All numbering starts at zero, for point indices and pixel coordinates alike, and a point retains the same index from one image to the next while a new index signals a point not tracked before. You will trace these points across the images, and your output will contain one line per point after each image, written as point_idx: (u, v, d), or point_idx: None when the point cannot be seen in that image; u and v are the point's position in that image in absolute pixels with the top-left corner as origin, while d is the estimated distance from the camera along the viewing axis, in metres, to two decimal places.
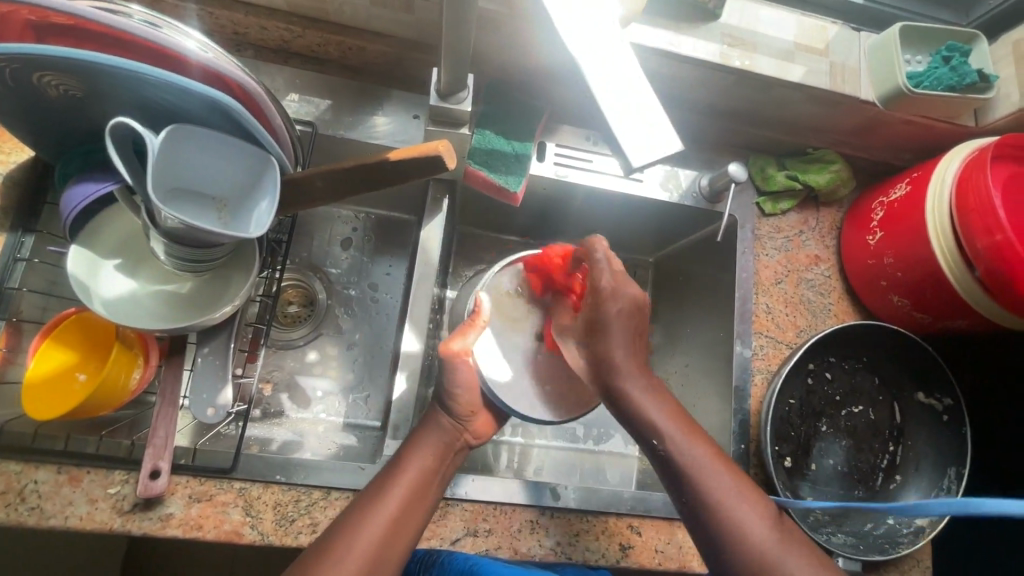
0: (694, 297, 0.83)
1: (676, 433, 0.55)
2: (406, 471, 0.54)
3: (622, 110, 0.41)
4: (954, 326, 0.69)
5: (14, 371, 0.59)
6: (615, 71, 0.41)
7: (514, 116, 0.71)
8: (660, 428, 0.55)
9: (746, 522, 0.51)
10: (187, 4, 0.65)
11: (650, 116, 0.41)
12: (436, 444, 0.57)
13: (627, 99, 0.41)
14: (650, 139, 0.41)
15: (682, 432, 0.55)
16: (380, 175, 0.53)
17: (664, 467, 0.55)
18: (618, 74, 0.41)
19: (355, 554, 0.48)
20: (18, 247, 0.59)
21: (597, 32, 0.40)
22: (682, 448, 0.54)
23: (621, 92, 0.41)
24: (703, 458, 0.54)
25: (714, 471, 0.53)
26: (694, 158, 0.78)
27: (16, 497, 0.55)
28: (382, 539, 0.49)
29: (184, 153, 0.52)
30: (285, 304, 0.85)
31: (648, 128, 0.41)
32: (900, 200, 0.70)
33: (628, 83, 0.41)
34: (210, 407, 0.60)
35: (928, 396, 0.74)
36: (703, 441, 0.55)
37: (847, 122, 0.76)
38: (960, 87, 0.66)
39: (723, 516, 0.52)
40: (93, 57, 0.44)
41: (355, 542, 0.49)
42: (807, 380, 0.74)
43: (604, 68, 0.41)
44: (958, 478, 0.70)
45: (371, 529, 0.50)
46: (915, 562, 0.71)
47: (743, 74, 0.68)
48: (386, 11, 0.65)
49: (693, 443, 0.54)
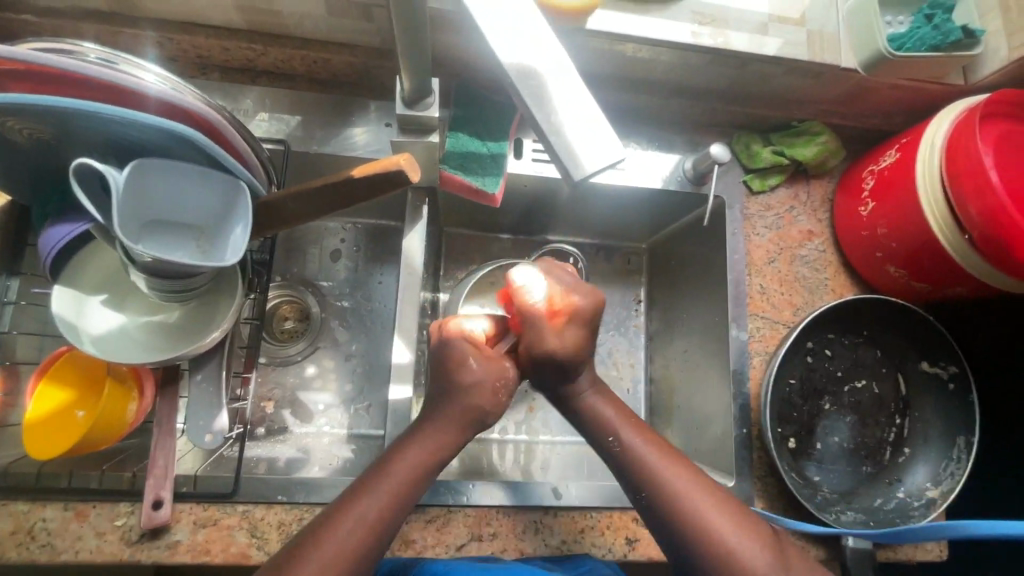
0: (689, 281, 0.82)
1: (629, 430, 0.58)
2: (388, 479, 0.51)
3: (577, 137, 0.38)
4: (954, 293, 0.68)
5: (15, 413, 0.61)
6: (574, 102, 0.39)
7: (488, 116, 0.70)
8: (615, 427, 0.59)
9: (703, 510, 0.52)
10: (146, 32, 0.65)
11: (608, 141, 0.39)
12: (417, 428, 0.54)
13: (586, 127, 0.38)
14: (608, 163, 0.38)
15: (632, 434, 0.58)
16: (350, 192, 0.52)
17: (618, 463, 0.58)
18: (575, 105, 0.39)
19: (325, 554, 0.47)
20: (5, 291, 0.60)
21: (524, 47, 0.38)
22: (634, 442, 0.57)
23: (569, 112, 0.39)
24: (648, 449, 0.57)
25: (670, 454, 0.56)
26: (676, 143, 0.77)
27: (26, 536, 0.57)
28: (355, 532, 0.48)
29: (155, 187, 0.52)
30: (280, 321, 0.86)
31: (596, 132, 0.39)
32: (890, 167, 0.69)
33: (584, 110, 0.39)
34: (207, 433, 0.60)
35: (933, 365, 0.72)
36: (652, 438, 0.58)
37: (831, 92, 0.73)
38: (945, 46, 0.63)
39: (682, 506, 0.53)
40: (48, 101, 0.44)
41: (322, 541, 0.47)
42: (806, 359, 0.72)
43: (558, 98, 0.39)
44: (967, 446, 0.68)
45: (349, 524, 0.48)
46: (930, 533, 0.70)
47: (718, 52, 0.66)
48: (345, 21, 0.64)
49: (632, 433, 0.58)
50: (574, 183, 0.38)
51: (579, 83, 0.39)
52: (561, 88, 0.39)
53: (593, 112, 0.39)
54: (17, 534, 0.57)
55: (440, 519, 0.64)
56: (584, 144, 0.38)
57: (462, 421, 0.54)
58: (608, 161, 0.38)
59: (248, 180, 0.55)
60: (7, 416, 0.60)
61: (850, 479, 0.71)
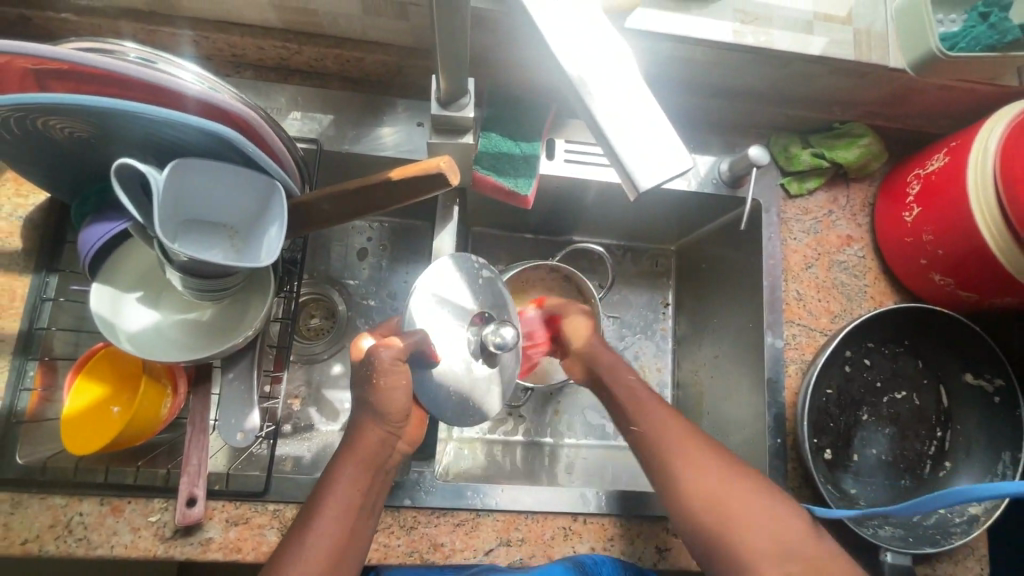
0: (721, 286, 0.80)
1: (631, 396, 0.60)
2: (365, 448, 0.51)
3: (631, 138, 0.36)
4: (1002, 303, 0.65)
5: (52, 408, 0.62)
6: (603, 85, 0.36)
7: (519, 117, 0.69)
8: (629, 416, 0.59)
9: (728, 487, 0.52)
10: (182, 31, 0.65)
11: (669, 150, 0.36)
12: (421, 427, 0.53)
13: (608, 114, 0.36)
14: (671, 174, 0.35)
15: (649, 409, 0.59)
16: (385, 194, 0.52)
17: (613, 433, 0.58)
18: (608, 89, 0.36)
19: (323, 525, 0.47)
20: (43, 288, 0.61)
21: (587, 49, 0.37)
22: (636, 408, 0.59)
23: (627, 117, 0.36)
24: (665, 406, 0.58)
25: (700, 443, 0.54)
26: (710, 145, 0.75)
27: (63, 529, 0.57)
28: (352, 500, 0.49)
29: (191, 186, 0.52)
30: (307, 318, 0.86)
31: (652, 131, 0.36)
32: (938, 171, 0.66)
33: (620, 94, 0.36)
34: (239, 431, 0.60)
35: (976, 377, 0.69)
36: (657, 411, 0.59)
37: (876, 92, 0.71)
38: (1002, 46, 0.60)
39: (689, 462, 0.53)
40: (91, 100, 0.44)
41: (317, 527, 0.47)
42: (844, 369, 0.70)
43: (615, 102, 0.36)
44: (1013, 462, 0.66)
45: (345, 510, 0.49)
46: (970, 551, 0.68)
47: (760, 51, 0.64)
48: (380, 19, 0.63)
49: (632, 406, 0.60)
50: (638, 192, 0.36)
51: (639, 86, 0.37)
52: (591, 70, 0.36)
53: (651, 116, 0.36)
54: (54, 528, 0.57)
55: (468, 523, 0.63)
56: (643, 152, 0.36)
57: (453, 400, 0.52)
58: (671, 172, 0.35)
59: (283, 179, 0.54)
60: (46, 411, 0.61)
61: (888, 493, 0.69)
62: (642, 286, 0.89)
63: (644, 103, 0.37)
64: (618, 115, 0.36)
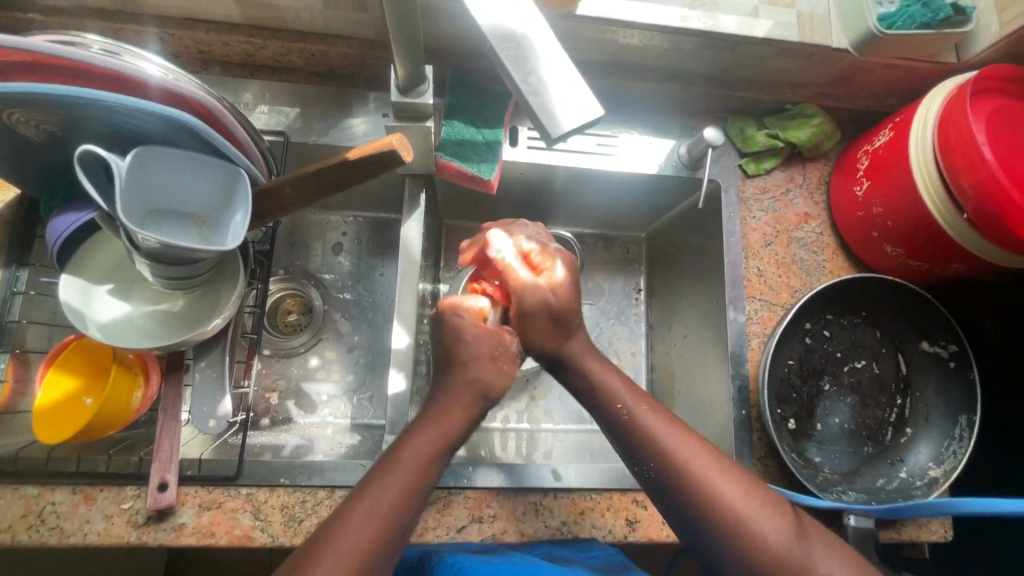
0: (686, 267, 0.82)
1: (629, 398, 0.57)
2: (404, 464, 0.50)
3: (556, 96, 0.38)
4: (952, 270, 0.68)
5: (24, 401, 0.62)
6: (525, 46, 0.39)
7: (482, 105, 0.71)
8: (624, 404, 0.56)
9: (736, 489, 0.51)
10: (147, 28, 0.67)
11: (585, 105, 0.38)
12: (432, 438, 0.52)
13: (539, 77, 0.38)
14: (583, 125, 0.38)
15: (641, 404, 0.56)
16: (346, 176, 0.54)
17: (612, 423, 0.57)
18: (529, 52, 0.39)
19: (358, 524, 0.47)
20: (13, 281, 0.62)
21: (507, 12, 0.39)
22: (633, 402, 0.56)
23: (547, 75, 0.38)
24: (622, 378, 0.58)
25: (681, 438, 0.53)
26: (670, 128, 0.77)
27: (36, 519, 0.58)
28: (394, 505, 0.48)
29: (157, 175, 0.53)
30: (284, 313, 0.87)
31: (571, 88, 0.39)
32: (884, 146, 0.69)
33: (554, 60, 0.39)
34: (211, 418, 0.61)
35: (932, 344, 0.72)
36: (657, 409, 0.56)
37: (824, 73, 0.74)
38: (936, 23, 0.63)
39: (670, 460, 0.52)
40: (53, 89, 0.45)
41: (400, 466, 0.50)
42: (804, 340, 0.72)
43: (536, 62, 0.39)
44: (969, 425, 0.68)
45: (417, 453, 0.51)
46: (934, 514, 0.70)
47: (709, 34, 0.66)
48: (342, 12, 0.65)
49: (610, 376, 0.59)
50: (551, 141, 0.39)
51: (556, 47, 0.39)
52: (512, 31, 0.39)
53: (568, 74, 0.38)
54: (27, 518, 0.58)
55: (441, 502, 0.64)
56: (559, 106, 0.38)
57: (468, 404, 0.53)
58: (583, 122, 0.38)
59: (248, 167, 0.56)
60: (18, 404, 0.61)
61: (851, 461, 0.71)
62: (613, 271, 0.91)
63: (563, 64, 0.39)
64: (558, 82, 0.38)
